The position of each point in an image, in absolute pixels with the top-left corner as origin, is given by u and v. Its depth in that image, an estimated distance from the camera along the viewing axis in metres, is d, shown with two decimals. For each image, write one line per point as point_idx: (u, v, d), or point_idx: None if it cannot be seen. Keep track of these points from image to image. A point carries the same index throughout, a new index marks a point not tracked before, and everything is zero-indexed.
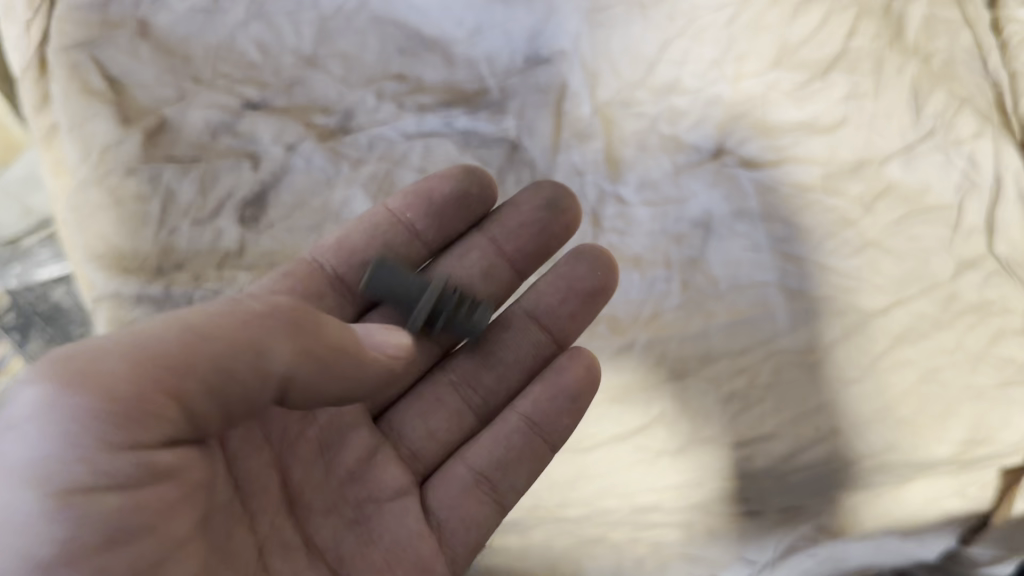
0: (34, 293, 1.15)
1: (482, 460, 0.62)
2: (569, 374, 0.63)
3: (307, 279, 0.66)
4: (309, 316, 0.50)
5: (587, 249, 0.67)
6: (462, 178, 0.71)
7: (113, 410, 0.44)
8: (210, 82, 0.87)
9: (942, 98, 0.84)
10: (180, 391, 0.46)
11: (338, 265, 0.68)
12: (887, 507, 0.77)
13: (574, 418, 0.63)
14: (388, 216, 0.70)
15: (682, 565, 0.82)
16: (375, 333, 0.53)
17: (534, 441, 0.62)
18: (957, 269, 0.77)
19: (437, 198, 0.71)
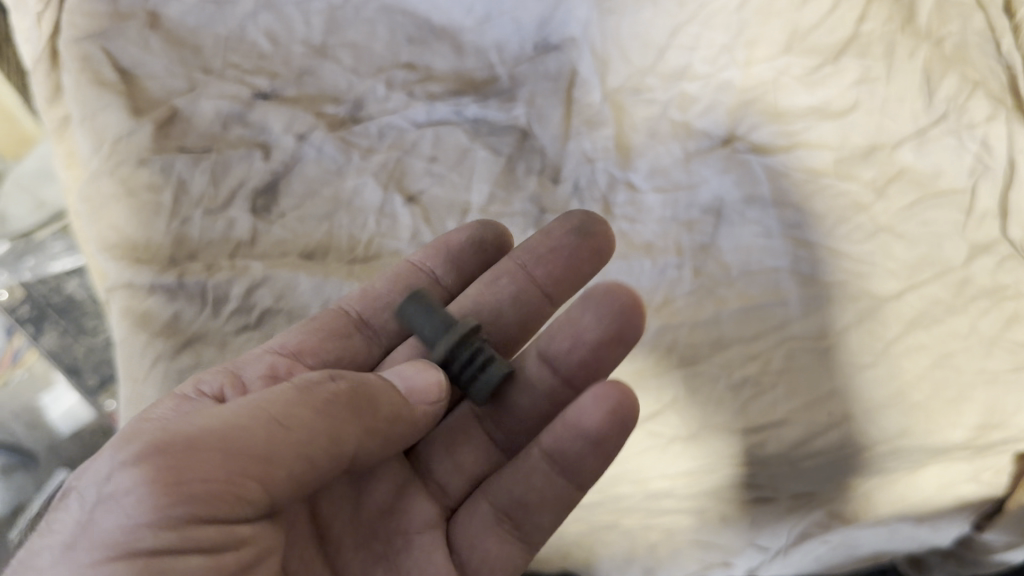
0: (47, 286, 1.12)
1: (503, 497, 0.58)
2: (584, 423, 0.53)
3: (332, 320, 0.66)
4: (385, 405, 0.50)
5: (611, 291, 0.58)
6: (480, 227, 0.72)
7: (201, 497, 0.43)
8: (221, 73, 0.87)
9: (954, 82, 0.82)
10: (265, 476, 0.45)
11: (363, 309, 0.68)
12: (901, 492, 0.77)
13: (599, 462, 0.55)
14: (409, 266, 0.70)
15: (694, 550, 0.82)
16: (406, 370, 0.55)
17: (556, 478, 0.57)
18: (970, 254, 0.77)
19: (454, 246, 0.71)
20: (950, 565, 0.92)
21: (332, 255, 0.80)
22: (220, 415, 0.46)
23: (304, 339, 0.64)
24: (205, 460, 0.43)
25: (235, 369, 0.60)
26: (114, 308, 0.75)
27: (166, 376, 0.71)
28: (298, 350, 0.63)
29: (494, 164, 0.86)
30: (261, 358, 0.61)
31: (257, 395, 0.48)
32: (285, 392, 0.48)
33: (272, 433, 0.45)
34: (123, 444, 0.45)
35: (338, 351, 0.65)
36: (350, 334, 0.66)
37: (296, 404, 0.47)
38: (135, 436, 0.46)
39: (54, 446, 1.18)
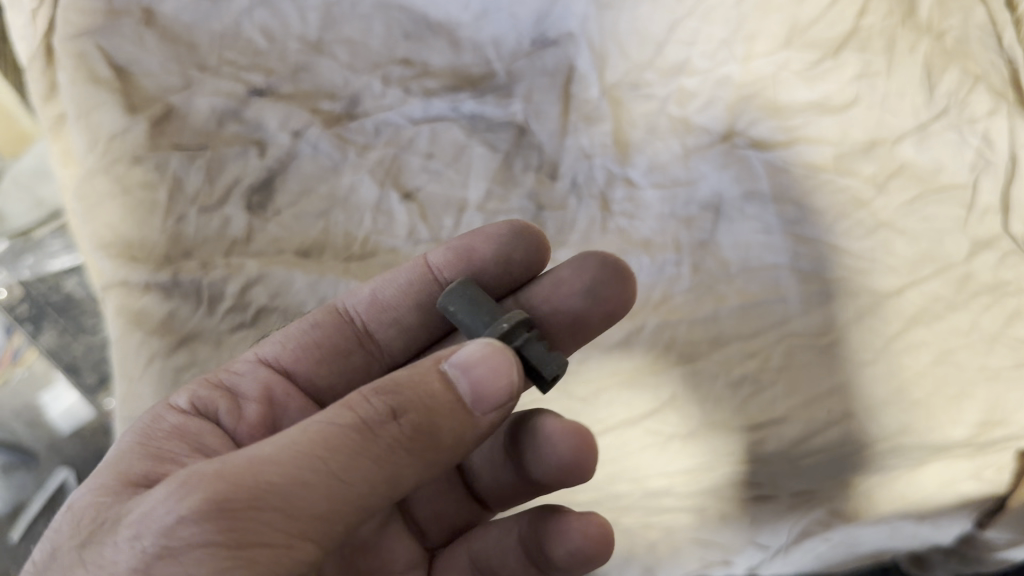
0: (45, 284, 1.10)
1: (479, 556, 0.61)
2: (568, 539, 0.55)
3: (332, 332, 0.63)
4: (451, 432, 0.45)
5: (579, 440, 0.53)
6: (507, 239, 0.61)
7: (260, 557, 0.40)
8: (216, 70, 0.86)
9: (955, 76, 0.81)
10: (322, 527, 0.42)
11: (370, 321, 0.64)
12: (903, 490, 0.77)
13: (571, 569, 0.57)
14: (424, 271, 0.63)
15: (694, 550, 0.82)
16: (471, 357, 0.44)
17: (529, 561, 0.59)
18: (972, 249, 0.76)
19: (475, 259, 0.61)
20: (953, 564, 0.91)
21: (328, 253, 0.80)
22: (276, 463, 0.41)
23: (300, 355, 0.62)
24: (263, 526, 0.41)
25: (234, 381, 0.59)
26: (110, 306, 0.75)
27: (161, 375, 0.72)
28: (294, 366, 0.62)
29: (491, 160, 0.85)
30: (253, 376, 0.60)
31: (314, 427, 0.43)
32: (343, 430, 0.43)
33: (329, 487, 0.42)
34: (174, 487, 0.42)
35: (329, 372, 0.62)
36: (348, 351, 0.63)
37: (351, 450, 0.42)
38: (185, 478, 0.42)
39: (54, 446, 1.17)
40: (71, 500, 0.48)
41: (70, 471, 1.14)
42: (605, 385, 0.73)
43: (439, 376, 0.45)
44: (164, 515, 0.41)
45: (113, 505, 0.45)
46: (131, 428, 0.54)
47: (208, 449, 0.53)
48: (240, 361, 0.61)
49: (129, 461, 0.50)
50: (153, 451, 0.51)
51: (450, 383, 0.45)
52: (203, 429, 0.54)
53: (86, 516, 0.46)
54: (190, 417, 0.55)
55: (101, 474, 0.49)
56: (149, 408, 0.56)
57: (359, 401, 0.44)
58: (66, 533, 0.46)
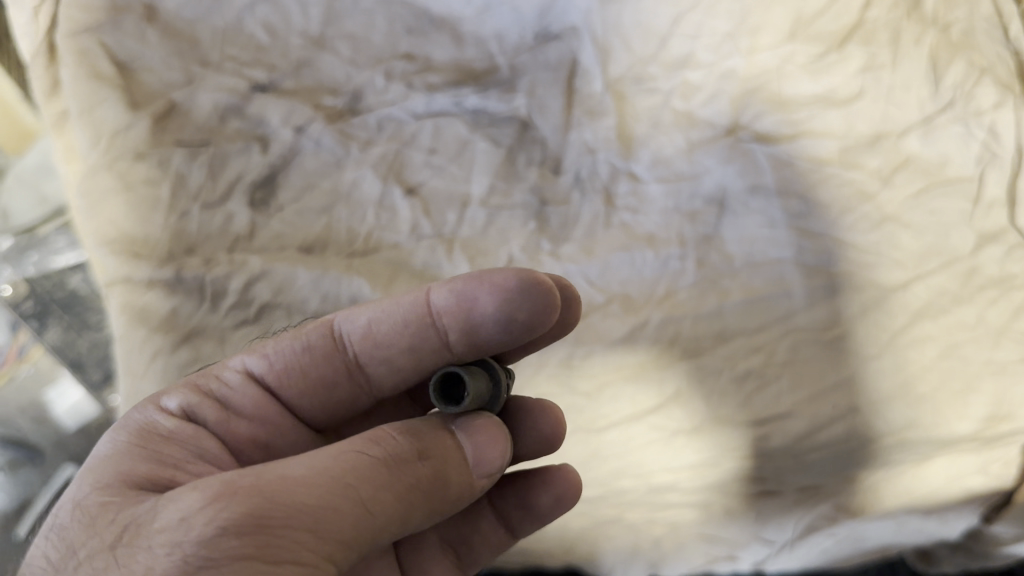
0: (51, 281, 1.15)
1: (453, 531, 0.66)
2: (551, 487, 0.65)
3: (323, 359, 0.59)
4: (458, 484, 0.49)
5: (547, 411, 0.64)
6: (517, 297, 0.55)
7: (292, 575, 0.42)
8: (218, 66, 0.86)
9: (961, 69, 0.81)
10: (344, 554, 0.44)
11: (362, 354, 0.59)
12: (909, 485, 0.77)
13: (545, 518, 0.66)
14: (424, 313, 0.57)
15: (700, 544, 0.84)
16: (475, 423, 0.51)
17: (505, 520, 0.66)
18: (978, 243, 0.76)
19: (477, 314, 0.56)
20: (960, 558, 0.90)
21: (331, 248, 0.80)
22: (309, 485, 0.44)
23: (291, 376, 0.59)
24: (294, 544, 0.42)
25: (224, 392, 0.58)
26: (114, 302, 0.76)
27: (164, 371, 0.72)
28: (282, 387, 0.59)
29: (494, 155, 0.85)
30: (246, 393, 0.58)
31: (342, 457, 0.45)
32: (371, 462, 0.46)
33: (357, 518, 0.44)
34: (208, 498, 0.43)
35: (319, 398, 0.60)
36: (338, 381, 0.60)
37: (380, 485, 0.45)
38: (220, 489, 0.43)
39: (60, 442, 1.14)
40: (77, 501, 0.48)
41: (75, 466, 1.12)
42: (608, 381, 0.74)
43: (450, 435, 0.50)
44: (198, 525, 0.42)
45: (130, 510, 0.46)
46: (126, 425, 0.54)
47: (208, 456, 0.54)
48: (230, 367, 0.59)
49: (132, 465, 0.51)
50: (158, 456, 0.52)
51: (459, 442, 0.50)
52: (203, 435, 0.55)
53: (99, 521, 0.46)
54: (184, 422, 0.55)
55: (106, 475, 0.50)
56: (143, 404, 0.56)
57: (386, 438, 0.47)
58: (78, 538, 0.46)
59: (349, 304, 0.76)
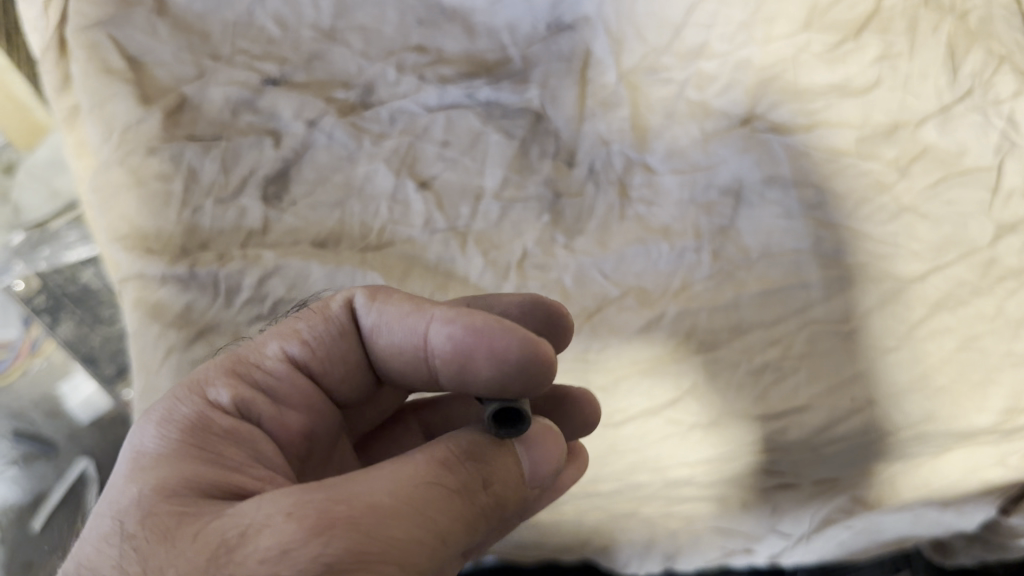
0: (63, 276, 1.19)
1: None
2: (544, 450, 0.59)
3: (343, 348, 0.57)
4: (514, 501, 0.49)
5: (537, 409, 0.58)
6: (504, 371, 0.51)
7: None
8: (229, 59, 0.86)
9: (980, 57, 0.80)
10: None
11: (376, 352, 0.57)
12: (926, 477, 0.77)
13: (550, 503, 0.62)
14: (421, 345, 0.55)
15: (715, 537, 0.84)
16: (534, 435, 0.51)
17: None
18: (996, 233, 0.75)
19: (465, 372, 0.53)
20: (976, 549, 0.88)
21: (344, 243, 0.79)
22: (399, 518, 0.42)
23: (322, 362, 0.56)
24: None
25: (267, 381, 0.54)
26: (128, 298, 0.75)
27: (179, 368, 0.72)
28: (324, 372, 0.56)
29: (507, 147, 0.84)
30: (288, 379, 0.55)
31: (419, 484, 0.44)
32: (447, 493, 0.45)
33: (436, 550, 0.43)
34: (308, 530, 0.40)
35: (348, 384, 0.58)
36: (356, 368, 0.58)
37: (455, 518, 0.45)
38: (318, 521, 0.40)
39: (74, 436, 1.14)
40: (144, 509, 0.44)
41: (89, 460, 1.14)
42: (624, 375, 0.73)
43: (511, 447, 0.50)
44: (303, 560, 0.39)
45: (211, 527, 0.42)
46: (174, 419, 0.49)
47: (265, 459, 0.51)
48: (268, 352, 0.55)
49: (195, 468, 0.47)
50: (217, 457, 0.48)
51: (519, 454, 0.50)
52: (256, 433, 0.51)
53: (176, 537, 0.42)
54: (239, 419, 0.51)
55: (170, 480, 0.46)
56: (190, 394, 0.51)
57: (454, 462, 0.46)
58: (151, 554, 0.42)
59: None
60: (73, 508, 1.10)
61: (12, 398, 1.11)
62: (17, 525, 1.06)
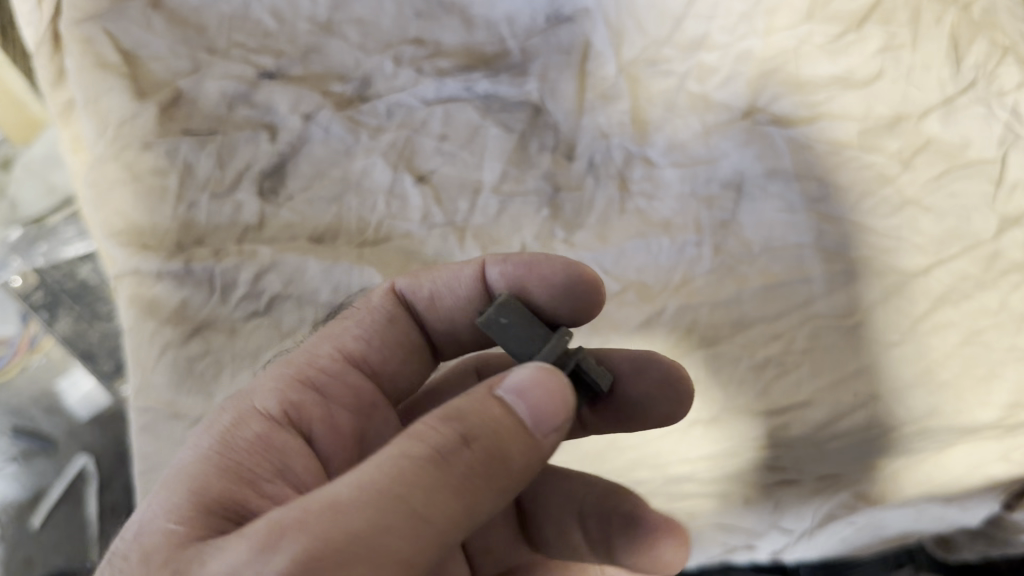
0: (61, 272, 1.09)
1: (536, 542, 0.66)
2: (651, 506, 0.59)
3: (397, 332, 0.61)
4: (523, 452, 0.43)
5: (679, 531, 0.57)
6: (557, 295, 0.57)
7: None
8: (225, 53, 0.85)
9: (983, 47, 0.79)
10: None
11: (433, 320, 0.62)
12: (930, 473, 0.74)
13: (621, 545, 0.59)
14: (478, 291, 0.60)
15: (716, 534, 0.83)
16: (523, 383, 0.44)
17: (574, 544, 0.63)
18: (1001, 226, 0.74)
19: (521, 301, 0.58)
20: (979, 545, 0.86)
21: (342, 238, 0.79)
22: (360, 509, 0.39)
23: (379, 349, 0.60)
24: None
25: (322, 378, 0.57)
26: (122, 295, 0.74)
27: (175, 364, 0.71)
28: (377, 362, 0.60)
29: (506, 141, 0.83)
30: (339, 375, 0.58)
31: (388, 463, 0.41)
32: (419, 465, 0.40)
33: (416, 536, 0.40)
34: (261, 547, 0.39)
35: (407, 370, 0.62)
36: (412, 348, 0.62)
37: (434, 493, 0.40)
38: (273, 534, 0.39)
39: (73, 431, 1.13)
40: (148, 528, 0.45)
41: (89, 456, 1.12)
42: None
43: (496, 401, 0.44)
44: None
45: (191, 549, 0.42)
46: (213, 428, 0.52)
47: (293, 472, 0.51)
48: (324, 350, 0.59)
49: (206, 481, 0.47)
50: (233, 469, 0.49)
51: (510, 405, 0.43)
52: (291, 442, 0.52)
53: (158, 558, 0.42)
54: (273, 424, 0.53)
55: (177, 496, 0.46)
56: (236, 404, 0.54)
57: (427, 429, 0.42)
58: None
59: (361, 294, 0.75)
60: (72, 508, 1.09)
61: (11, 395, 1.13)
62: (17, 522, 1.08)
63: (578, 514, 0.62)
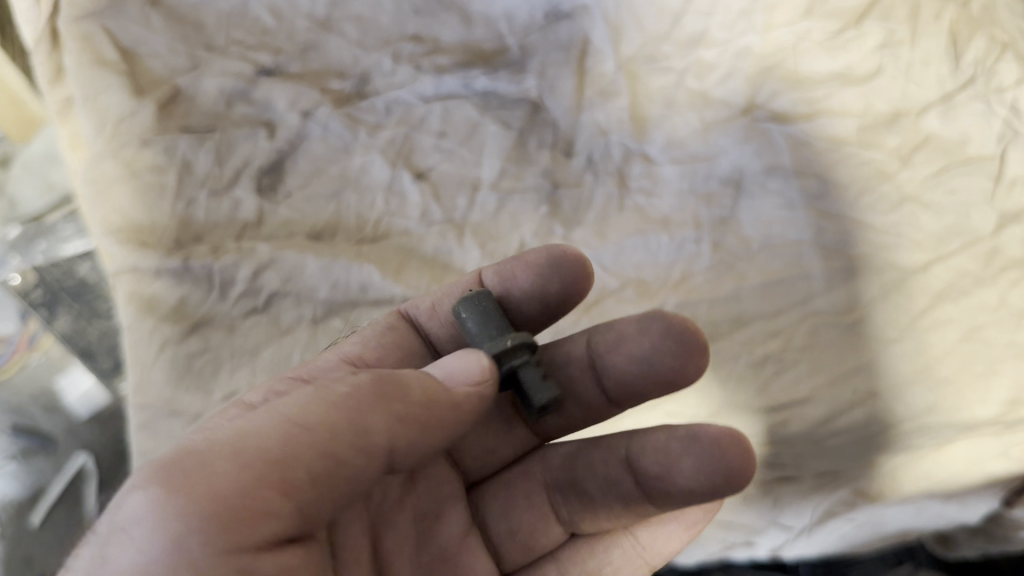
0: (59, 270, 1.13)
1: (577, 516, 0.61)
2: (699, 431, 0.53)
3: (397, 337, 0.62)
4: (424, 392, 0.45)
5: (733, 439, 0.51)
6: (546, 272, 0.60)
7: (207, 505, 0.40)
8: (223, 50, 0.85)
9: (982, 43, 0.80)
10: (287, 481, 0.41)
11: (435, 329, 0.63)
12: (928, 469, 0.72)
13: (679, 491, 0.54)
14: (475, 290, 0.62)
15: (714, 530, 0.81)
16: (443, 357, 0.49)
17: (625, 496, 0.57)
18: (999, 223, 0.74)
19: (514, 289, 0.61)
20: (978, 541, 0.86)
21: (340, 235, 0.79)
22: (248, 429, 0.43)
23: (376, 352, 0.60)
24: (219, 478, 0.41)
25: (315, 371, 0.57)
26: (120, 292, 0.74)
27: (173, 362, 0.71)
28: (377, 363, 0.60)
29: (505, 138, 0.83)
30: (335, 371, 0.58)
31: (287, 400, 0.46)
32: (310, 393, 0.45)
33: (289, 437, 0.42)
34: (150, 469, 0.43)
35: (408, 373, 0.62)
36: (414, 353, 0.62)
37: (306, 405, 0.43)
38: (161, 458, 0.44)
39: (72, 429, 1.11)
40: None
41: (88, 454, 1.09)
42: None
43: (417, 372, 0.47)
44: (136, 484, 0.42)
45: None
46: None
47: None
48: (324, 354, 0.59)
49: None
50: None
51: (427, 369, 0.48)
52: None
53: None
54: None
55: None
56: None
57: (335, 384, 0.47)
58: None
59: (360, 292, 0.75)
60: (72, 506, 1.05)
61: (9, 393, 1.10)
62: (16, 520, 1.04)
63: (624, 460, 0.57)
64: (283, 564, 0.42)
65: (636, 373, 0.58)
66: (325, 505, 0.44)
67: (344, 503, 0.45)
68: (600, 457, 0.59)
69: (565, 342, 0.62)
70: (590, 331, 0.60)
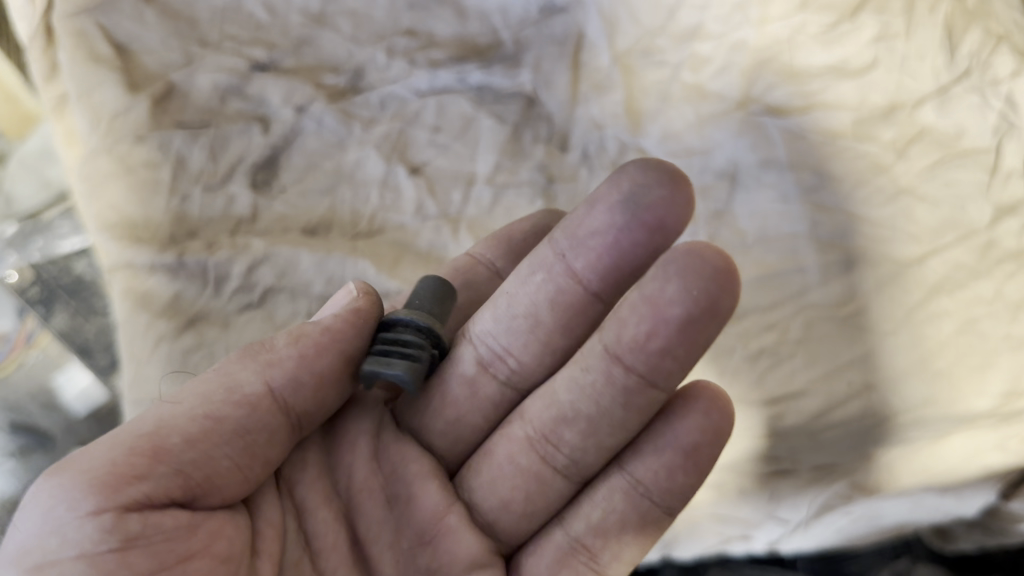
0: (56, 267, 1.08)
1: (574, 450, 0.56)
2: (678, 259, 0.50)
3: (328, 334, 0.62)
4: (325, 324, 0.55)
5: (704, 247, 0.50)
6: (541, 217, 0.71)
7: (105, 471, 0.45)
8: (218, 45, 0.84)
9: (977, 37, 0.79)
10: (156, 448, 0.47)
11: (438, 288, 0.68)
12: (926, 462, 0.70)
13: (682, 344, 0.51)
14: (471, 258, 0.70)
15: (712, 525, 0.77)
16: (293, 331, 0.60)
17: (623, 396, 0.54)
18: (994, 216, 0.74)
19: (515, 236, 0.70)
20: (976, 534, 0.82)
21: (335, 230, 0.79)
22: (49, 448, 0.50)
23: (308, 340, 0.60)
24: (92, 455, 0.46)
25: None
26: (115, 288, 0.74)
27: (170, 356, 0.70)
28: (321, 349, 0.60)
29: (500, 132, 0.84)
30: None
31: None
32: None
33: (115, 434, 0.48)
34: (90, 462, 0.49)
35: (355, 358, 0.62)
36: None
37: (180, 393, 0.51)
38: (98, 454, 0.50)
39: (71, 427, 1.08)
40: None
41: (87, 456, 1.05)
42: None
43: None
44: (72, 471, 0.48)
45: None
46: None
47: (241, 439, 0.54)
48: None
49: None
50: None
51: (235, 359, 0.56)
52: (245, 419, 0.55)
53: None
54: None
55: None
56: None
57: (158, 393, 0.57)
58: None
59: None
60: None
61: (9, 391, 1.07)
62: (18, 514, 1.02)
63: (608, 356, 0.54)
64: (176, 522, 0.46)
65: (621, 235, 0.56)
66: (221, 460, 0.49)
67: (246, 464, 0.51)
68: (579, 369, 0.55)
69: (530, 256, 0.59)
70: (551, 235, 0.59)
